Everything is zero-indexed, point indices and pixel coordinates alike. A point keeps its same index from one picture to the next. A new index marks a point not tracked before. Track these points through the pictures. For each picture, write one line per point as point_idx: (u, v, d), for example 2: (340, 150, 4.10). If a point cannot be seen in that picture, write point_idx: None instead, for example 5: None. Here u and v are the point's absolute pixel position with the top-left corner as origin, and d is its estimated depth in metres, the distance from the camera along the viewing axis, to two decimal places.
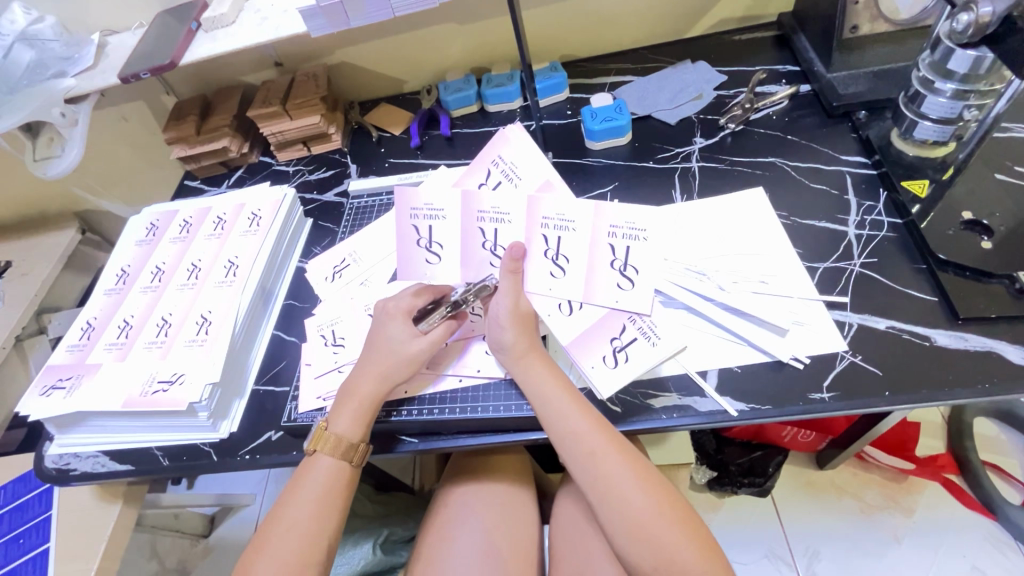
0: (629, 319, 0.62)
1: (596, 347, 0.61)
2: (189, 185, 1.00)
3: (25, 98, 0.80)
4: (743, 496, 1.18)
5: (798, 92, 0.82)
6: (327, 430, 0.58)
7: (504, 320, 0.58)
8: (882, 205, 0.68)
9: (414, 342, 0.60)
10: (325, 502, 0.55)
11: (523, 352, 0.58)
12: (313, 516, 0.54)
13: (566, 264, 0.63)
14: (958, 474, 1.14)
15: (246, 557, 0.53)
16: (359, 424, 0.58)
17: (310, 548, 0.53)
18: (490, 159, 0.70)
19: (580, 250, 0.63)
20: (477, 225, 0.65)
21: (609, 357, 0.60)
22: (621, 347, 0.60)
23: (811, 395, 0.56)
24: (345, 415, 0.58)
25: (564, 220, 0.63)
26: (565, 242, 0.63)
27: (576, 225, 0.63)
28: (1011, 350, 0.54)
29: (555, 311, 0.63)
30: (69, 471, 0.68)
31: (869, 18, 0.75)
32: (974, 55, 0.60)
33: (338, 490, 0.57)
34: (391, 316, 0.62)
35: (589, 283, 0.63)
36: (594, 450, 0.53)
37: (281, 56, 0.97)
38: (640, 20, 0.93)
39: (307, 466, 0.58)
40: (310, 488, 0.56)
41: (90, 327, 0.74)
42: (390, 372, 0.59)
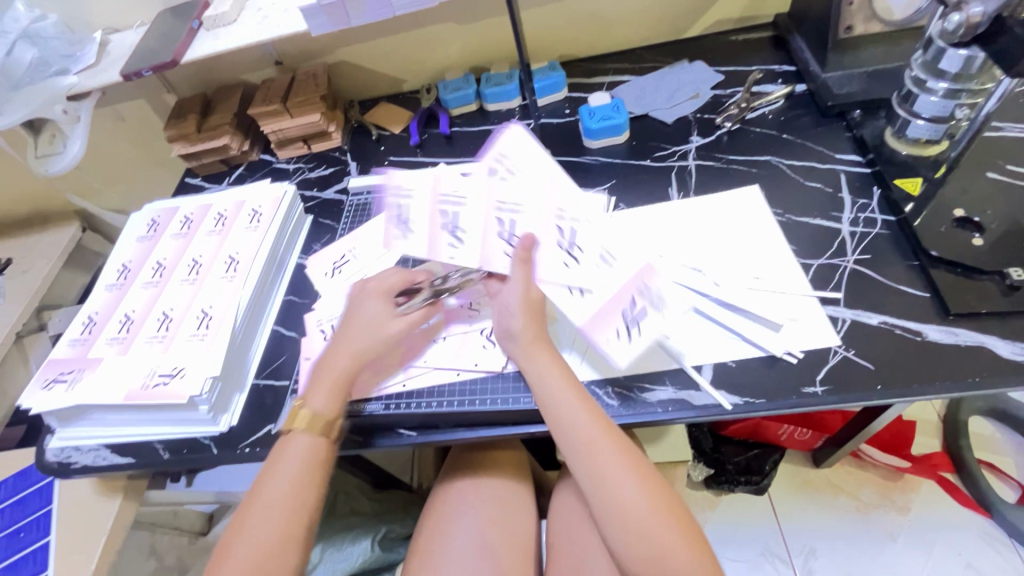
0: (638, 292, 0.60)
1: (609, 322, 0.59)
2: (189, 182, 1.01)
3: (27, 95, 0.81)
4: (739, 494, 1.19)
5: (793, 92, 0.83)
6: (302, 408, 0.58)
7: (514, 307, 0.59)
8: (875, 203, 0.69)
9: (389, 322, 0.62)
10: (301, 480, 0.55)
11: (532, 341, 0.58)
12: (291, 493, 0.54)
13: (580, 254, 0.62)
14: (953, 473, 1.14)
15: (227, 538, 0.53)
16: (335, 401, 0.59)
17: (291, 524, 0.53)
18: (492, 158, 0.66)
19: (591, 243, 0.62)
20: (496, 215, 0.63)
21: (622, 331, 0.59)
22: (632, 320, 0.59)
23: (804, 389, 0.56)
24: (321, 392, 0.59)
25: (578, 216, 0.64)
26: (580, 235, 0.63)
27: (589, 220, 0.64)
28: (1002, 345, 0.55)
29: (566, 294, 0.60)
30: (70, 464, 0.68)
31: (864, 18, 0.77)
32: (965, 55, 0.61)
33: (316, 466, 0.56)
34: (370, 294, 0.64)
35: (599, 274, 0.60)
36: (592, 440, 0.54)
37: (281, 55, 0.98)
38: (637, 20, 0.94)
39: (283, 445, 0.57)
40: (285, 468, 0.56)
41: (92, 322, 0.75)
42: (365, 350, 0.61)
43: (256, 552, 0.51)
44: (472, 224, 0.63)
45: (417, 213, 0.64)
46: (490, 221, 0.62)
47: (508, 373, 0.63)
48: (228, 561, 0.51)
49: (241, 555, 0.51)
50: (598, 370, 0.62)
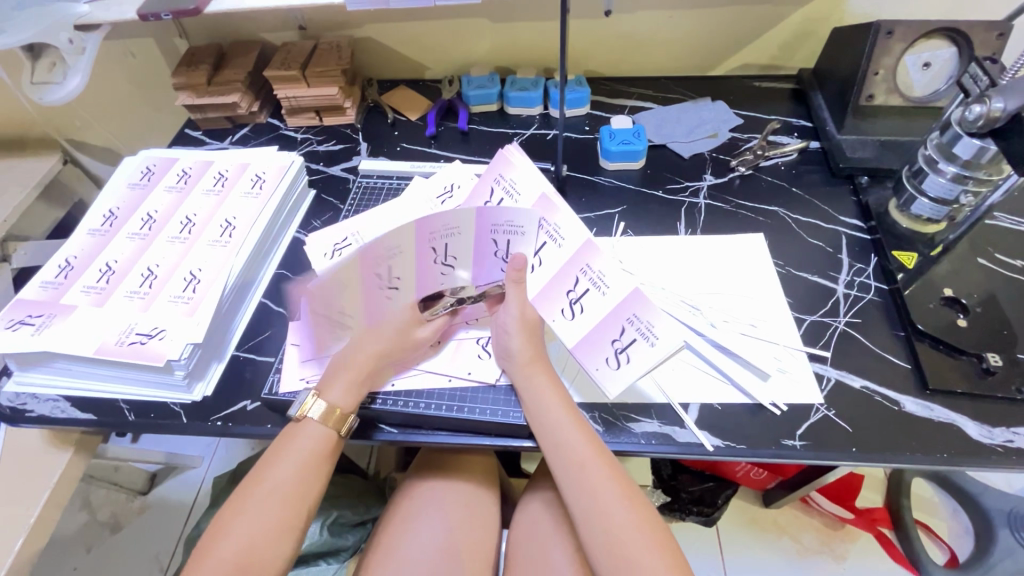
0: (628, 320, 0.58)
1: (599, 348, 0.59)
2: (189, 134, 0.97)
3: (31, 17, 0.76)
4: (690, 523, 1.22)
5: (807, 148, 0.85)
6: (319, 398, 0.58)
7: (511, 327, 0.60)
8: (871, 269, 0.71)
9: (416, 329, 0.63)
10: (309, 472, 0.55)
11: (529, 361, 0.59)
12: (295, 484, 0.54)
13: (538, 264, 0.61)
14: (891, 529, 1.19)
15: (219, 521, 0.52)
16: (353, 396, 0.59)
17: (293, 514, 0.53)
18: (492, 178, 0.67)
19: (555, 263, 0.60)
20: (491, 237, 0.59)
21: (611, 358, 0.59)
22: (621, 348, 0.58)
23: (784, 440, 0.58)
24: (338, 384, 0.59)
25: (557, 232, 0.60)
26: (547, 249, 0.60)
27: (564, 240, 0.59)
28: (970, 425, 0.58)
29: (560, 317, 0.61)
30: (23, 412, 0.65)
31: (886, 89, 0.79)
32: (978, 145, 0.64)
33: (323, 459, 0.57)
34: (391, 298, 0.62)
35: (587, 300, 0.59)
36: (582, 459, 0.55)
37: (306, 21, 0.95)
38: (668, 49, 0.95)
39: (292, 432, 0.57)
40: (292, 457, 0.55)
41: (68, 266, 0.71)
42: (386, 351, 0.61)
43: (255, 540, 0.51)
44: (464, 248, 0.60)
45: (407, 264, 0.59)
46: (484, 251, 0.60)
47: (500, 386, 0.63)
48: (218, 545, 0.50)
49: (234, 541, 0.50)
50: (581, 394, 0.62)
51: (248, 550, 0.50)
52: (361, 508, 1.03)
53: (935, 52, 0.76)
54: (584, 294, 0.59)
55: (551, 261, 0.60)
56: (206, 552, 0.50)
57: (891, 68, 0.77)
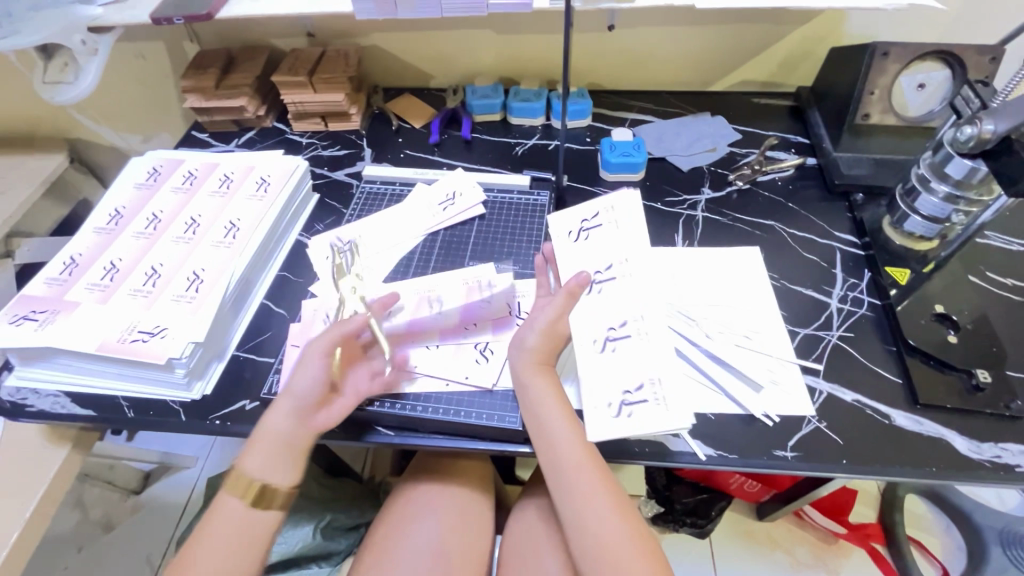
0: (650, 379, 0.58)
1: (608, 391, 0.59)
2: (196, 136, 0.98)
3: (46, 18, 0.78)
4: (683, 535, 1.22)
5: (804, 164, 0.87)
6: (235, 465, 0.56)
7: (538, 327, 0.60)
8: (864, 284, 0.73)
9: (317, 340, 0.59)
10: (239, 547, 0.54)
11: (538, 362, 0.60)
12: (225, 560, 0.53)
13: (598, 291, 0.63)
14: (884, 545, 1.19)
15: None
16: (265, 456, 0.56)
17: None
18: (604, 205, 0.70)
19: (613, 297, 0.63)
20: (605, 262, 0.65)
21: (614, 406, 0.58)
22: (628, 402, 0.58)
23: (776, 451, 0.58)
24: (256, 445, 0.57)
25: (626, 270, 0.64)
26: (611, 284, 0.63)
27: (632, 280, 0.63)
28: (959, 440, 0.59)
29: (590, 345, 0.61)
30: (24, 407, 0.65)
31: (880, 110, 0.81)
32: (970, 165, 0.65)
33: (252, 530, 0.55)
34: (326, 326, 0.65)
35: (628, 344, 0.60)
36: (579, 463, 0.56)
37: (315, 28, 0.97)
38: (669, 63, 0.97)
39: (213, 509, 0.56)
40: (217, 534, 0.54)
41: (73, 263, 0.72)
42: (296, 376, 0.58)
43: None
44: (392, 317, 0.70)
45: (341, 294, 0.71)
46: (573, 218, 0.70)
47: (496, 391, 0.64)
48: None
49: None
50: None
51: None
52: (355, 512, 1.03)
53: (930, 73, 0.78)
54: (620, 335, 0.61)
55: (607, 287, 0.63)
56: None
57: (887, 88, 0.79)
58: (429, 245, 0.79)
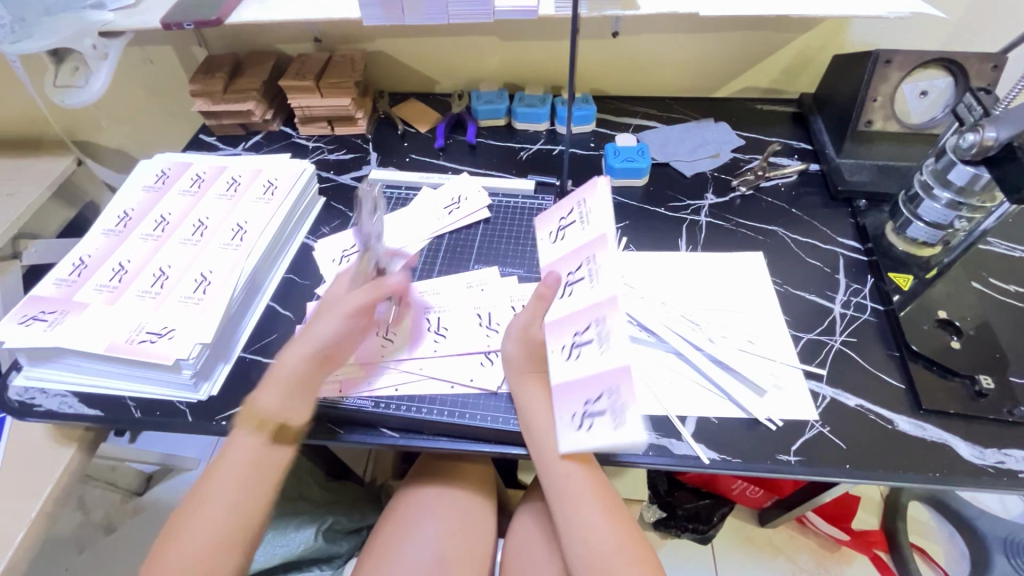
0: (607, 389, 0.52)
1: (574, 402, 0.55)
2: (203, 139, 0.99)
3: (58, 23, 0.79)
4: (685, 541, 1.21)
5: (807, 170, 0.87)
6: (248, 406, 0.57)
7: (513, 334, 0.61)
8: (867, 290, 0.73)
9: (335, 303, 0.61)
10: (246, 482, 0.54)
11: (521, 371, 0.60)
12: (233, 495, 0.53)
13: (569, 295, 0.62)
14: (886, 552, 1.18)
15: (165, 539, 0.53)
16: (281, 397, 0.57)
17: (230, 527, 0.53)
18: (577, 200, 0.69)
19: (581, 300, 0.59)
20: (581, 262, 0.64)
21: (579, 417, 0.54)
22: (591, 413, 0.53)
23: (779, 455, 0.59)
24: (267, 385, 0.58)
25: (595, 273, 0.60)
26: (582, 285, 0.61)
27: (597, 283, 0.58)
28: (963, 445, 0.59)
29: (559, 352, 0.58)
30: (32, 406, 0.66)
31: (884, 116, 0.81)
32: (972, 172, 0.66)
33: (259, 467, 0.55)
34: (333, 286, 0.66)
35: (588, 352, 0.55)
36: (569, 476, 0.56)
37: (322, 34, 0.98)
38: (673, 70, 0.98)
39: (224, 447, 0.56)
40: (226, 470, 0.55)
41: (82, 264, 0.72)
42: (312, 333, 0.60)
43: (198, 553, 0.51)
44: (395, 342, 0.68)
45: None
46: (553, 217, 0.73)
47: (501, 394, 0.64)
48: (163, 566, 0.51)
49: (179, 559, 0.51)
50: None
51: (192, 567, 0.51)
52: (357, 515, 1.04)
53: (932, 81, 0.79)
54: (585, 346, 0.56)
55: (574, 291, 0.61)
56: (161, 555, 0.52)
57: (889, 95, 0.80)
58: (434, 248, 0.79)
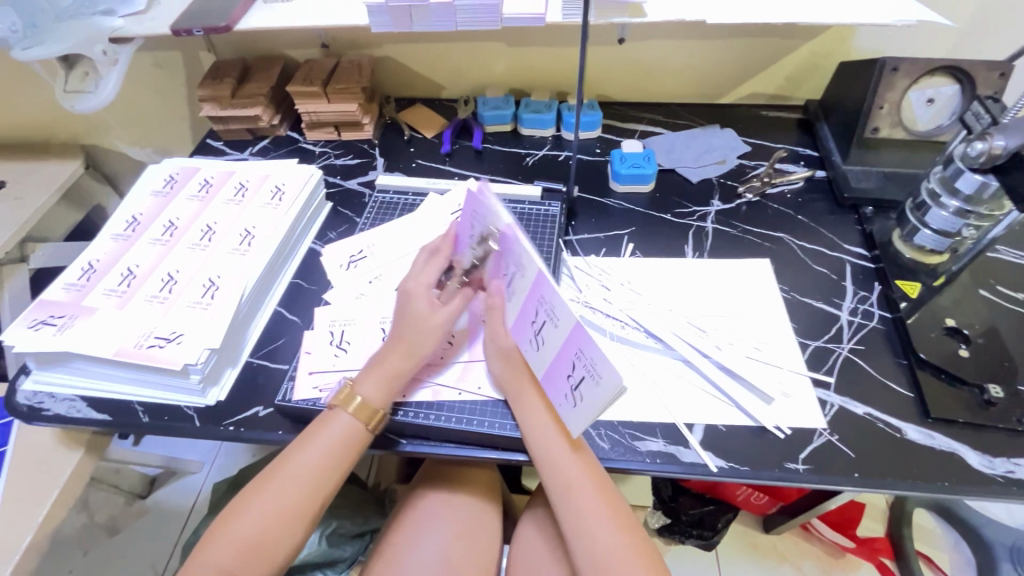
0: (577, 354, 0.51)
1: (561, 381, 0.55)
2: (210, 144, 0.99)
3: (69, 29, 0.79)
4: (689, 547, 1.21)
5: (813, 176, 0.88)
6: (353, 390, 0.59)
7: (490, 352, 0.61)
8: (874, 297, 0.73)
9: (437, 316, 0.61)
10: (328, 465, 0.56)
11: (509, 380, 0.60)
12: (318, 472, 0.55)
13: (516, 296, 0.57)
14: (892, 559, 1.18)
15: (242, 496, 0.54)
16: (385, 392, 0.59)
17: (306, 502, 0.54)
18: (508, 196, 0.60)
19: (524, 292, 0.56)
20: (508, 260, 0.57)
21: (570, 395, 0.54)
22: (575, 384, 0.53)
23: (787, 464, 0.58)
24: (372, 380, 0.59)
25: (519, 262, 0.54)
26: (518, 279, 0.56)
27: (526, 270, 0.54)
28: (972, 455, 0.58)
29: (530, 346, 0.58)
30: (40, 411, 0.66)
31: (890, 123, 0.81)
32: (980, 180, 0.66)
33: (349, 451, 0.57)
34: (411, 294, 0.62)
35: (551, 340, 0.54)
36: (573, 485, 0.56)
37: (329, 39, 0.99)
38: (678, 76, 0.98)
39: (323, 420, 0.58)
40: (319, 443, 0.56)
41: (91, 269, 0.73)
42: (415, 347, 0.61)
43: (271, 517, 0.53)
44: None
45: (356, 331, 0.70)
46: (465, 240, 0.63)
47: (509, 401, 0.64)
48: (235, 522, 0.52)
49: (252, 519, 0.52)
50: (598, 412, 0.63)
51: (263, 528, 0.52)
52: (361, 519, 1.04)
53: (938, 89, 0.79)
54: (543, 327, 0.55)
55: (514, 285, 0.57)
56: (225, 524, 0.53)
57: (895, 102, 0.80)
58: None
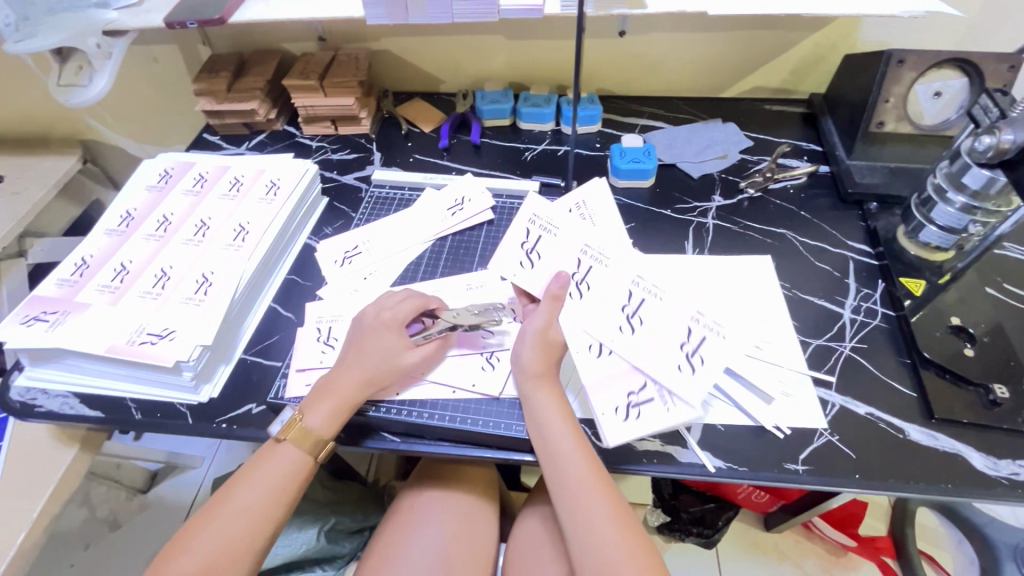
0: (692, 318, 0.63)
1: (670, 357, 0.61)
2: (207, 138, 0.99)
3: (62, 22, 0.78)
4: (690, 545, 1.20)
5: (817, 172, 0.86)
6: (300, 421, 0.58)
7: (530, 338, 0.61)
8: (878, 295, 0.72)
9: (402, 355, 0.62)
10: (275, 496, 0.55)
11: (537, 375, 0.59)
12: (259, 506, 0.54)
13: (587, 290, 0.66)
14: (894, 558, 1.17)
15: (186, 529, 0.53)
16: (333, 424, 0.58)
17: (252, 535, 0.53)
18: (573, 203, 0.77)
19: (603, 282, 0.66)
20: (578, 257, 0.69)
21: (683, 364, 0.60)
22: (692, 351, 0.61)
23: (787, 464, 0.57)
24: (321, 409, 0.58)
25: (602, 255, 0.69)
26: (595, 271, 0.67)
27: (610, 261, 0.68)
28: (976, 456, 0.57)
29: (618, 332, 0.63)
30: (33, 407, 0.65)
31: (896, 117, 0.79)
32: (988, 175, 0.64)
33: (292, 484, 0.57)
34: (383, 325, 0.63)
35: (659, 325, 0.63)
36: (580, 481, 0.55)
37: (326, 32, 0.97)
38: (679, 70, 0.96)
39: (269, 452, 0.57)
40: (266, 476, 0.56)
41: (84, 265, 0.72)
42: (375, 378, 0.60)
43: (213, 552, 0.51)
44: None
45: (348, 328, 0.69)
46: (513, 245, 0.72)
47: (504, 399, 0.63)
48: (182, 553, 0.51)
49: (197, 551, 0.51)
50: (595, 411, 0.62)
51: (207, 560, 0.51)
52: (360, 515, 1.04)
53: (946, 81, 0.77)
54: (634, 307, 0.64)
55: (591, 276, 0.67)
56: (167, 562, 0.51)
57: (902, 96, 0.78)
58: (437, 250, 0.79)
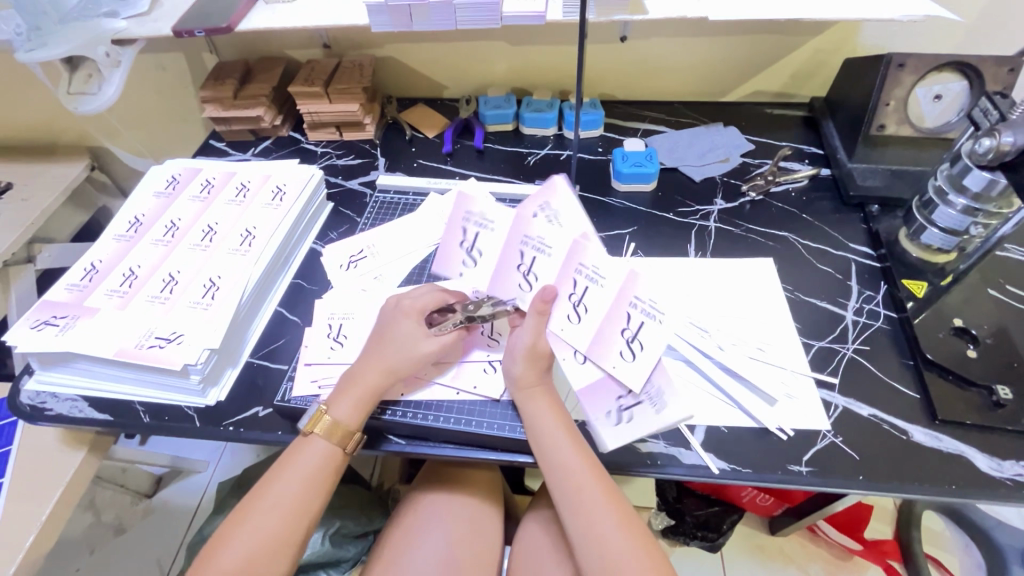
0: (631, 304, 0.60)
1: (612, 342, 0.60)
2: (213, 145, 1.00)
3: (72, 32, 0.80)
4: (694, 549, 1.20)
5: (819, 175, 0.86)
6: (325, 414, 0.59)
7: (518, 354, 0.60)
8: (880, 297, 0.72)
9: (423, 342, 0.61)
10: (307, 489, 0.56)
11: (529, 385, 0.60)
12: (293, 501, 0.55)
13: (536, 282, 0.63)
14: (901, 563, 1.16)
15: (223, 528, 0.54)
16: (358, 413, 0.59)
17: (290, 529, 0.54)
18: (536, 204, 0.64)
19: (550, 273, 0.62)
20: (520, 248, 0.64)
21: (625, 351, 0.60)
22: (632, 337, 0.60)
23: (790, 466, 0.58)
24: (345, 401, 0.59)
25: (543, 243, 0.62)
26: (539, 262, 0.62)
27: (553, 249, 0.62)
28: (980, 457, 0.57)
29: (566, 323, 0.61)
30: (42, 410, 0.66)
31: (896, 120, 0.80)
32: (989, 177, 0.64)
33: (325, 475, 0.57)
34: (403, 313, 0.63)
35: (606, 319, 0.61)
36: (581, 487, 0.56)
37: (331, 40, 0.98)
38: (680, 75, 0.97)
39: (298, 447, 0.58)
40: (297, 471, 0.56)
41: (93, 270, 0.73)
42: (397, 368, 0.61)
43: (253, 551, 0.52)
44: None
45: (356, 327, 0.70)
46: (452, 244, 0.70)
47: (503, 402, 0.64)
48: (221, 553, 0.52)
49: (235, 549, 0.52)
50: None
51: (247, 558, 0.52)
52: (364, 519, 1.04)
53: (946, 84, 0.78)
54: (584, 294, 0.61)
55: (536, 266, 0.63)
56: (209, 562, 0.52)
57: (902, 99, 0.78)
58: None
